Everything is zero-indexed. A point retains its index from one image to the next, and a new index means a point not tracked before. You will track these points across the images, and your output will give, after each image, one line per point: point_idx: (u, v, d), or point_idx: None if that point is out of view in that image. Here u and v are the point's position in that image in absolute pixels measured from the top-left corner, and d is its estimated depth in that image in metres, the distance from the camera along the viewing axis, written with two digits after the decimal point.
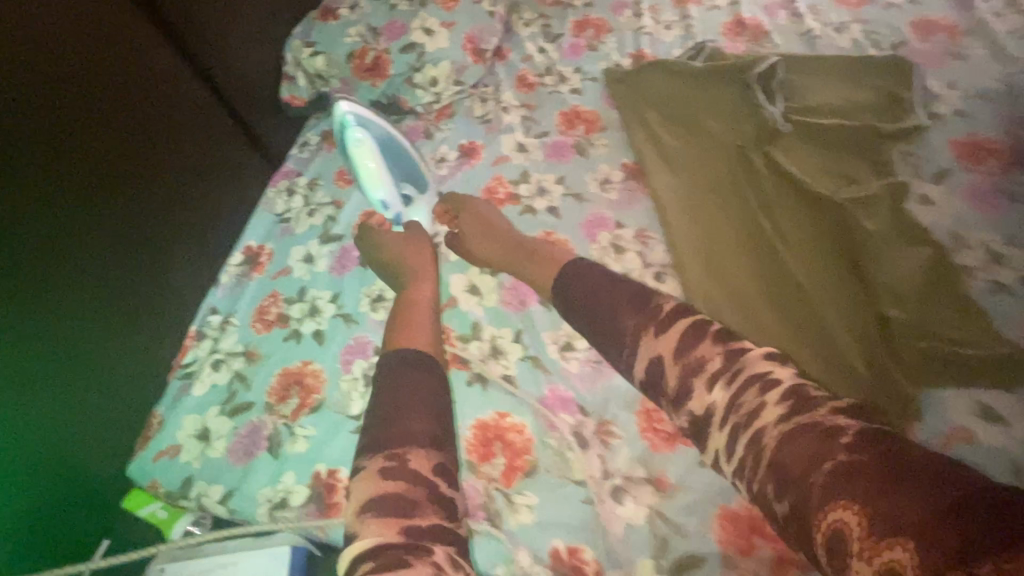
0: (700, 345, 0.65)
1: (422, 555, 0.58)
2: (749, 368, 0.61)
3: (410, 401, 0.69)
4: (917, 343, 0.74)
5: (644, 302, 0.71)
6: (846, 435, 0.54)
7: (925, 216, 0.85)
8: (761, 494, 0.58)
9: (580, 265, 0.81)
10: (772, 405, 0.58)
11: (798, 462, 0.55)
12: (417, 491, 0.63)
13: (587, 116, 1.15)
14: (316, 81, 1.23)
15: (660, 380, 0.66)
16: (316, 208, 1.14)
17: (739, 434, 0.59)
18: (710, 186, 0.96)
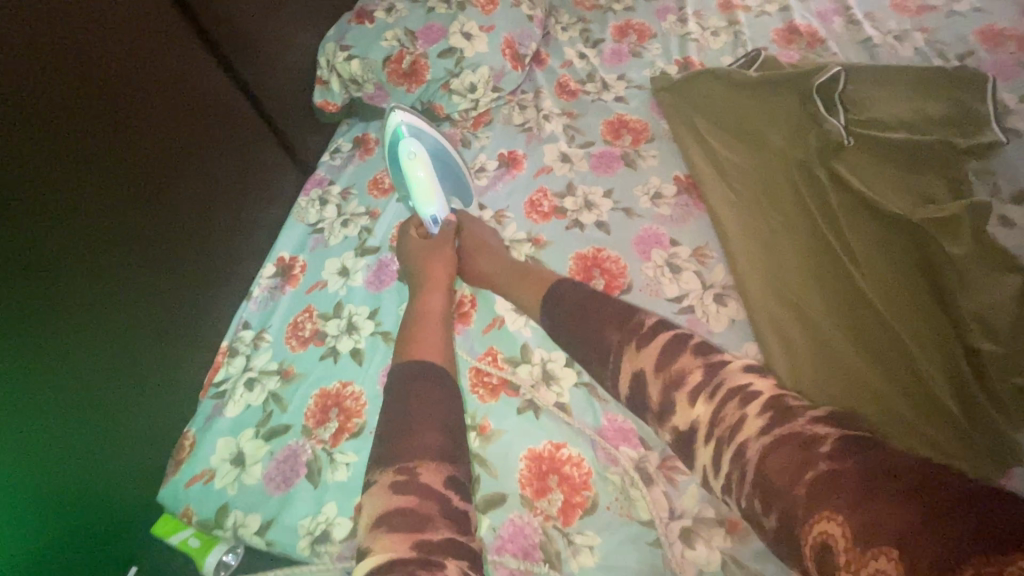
0: (681, 358, 0.62)
1: (432, 568, 0.54)
2: (727, 382, 0.59)
3: (417, 412, 0.65)
4: (1012, 379, 0.69)
5: (627, 319, 0.69)
6: (826, 444, 0.51)
7: (1008, 240, 0.80)
8: (750, 510, 0.55)
9: (568, 284, 0.80)
10: (753, 417, 0.56)
11: (782, 474, 0.52)
12: (428, 506, 0.59)
13: (633, 126, 1.11)
14: (350, 85, 1.19)
15: (643, 397, 0.64)
16: (350, 219, 1.10)
17: (722, 450, 0.57)
18: (772, 203, 0.92)
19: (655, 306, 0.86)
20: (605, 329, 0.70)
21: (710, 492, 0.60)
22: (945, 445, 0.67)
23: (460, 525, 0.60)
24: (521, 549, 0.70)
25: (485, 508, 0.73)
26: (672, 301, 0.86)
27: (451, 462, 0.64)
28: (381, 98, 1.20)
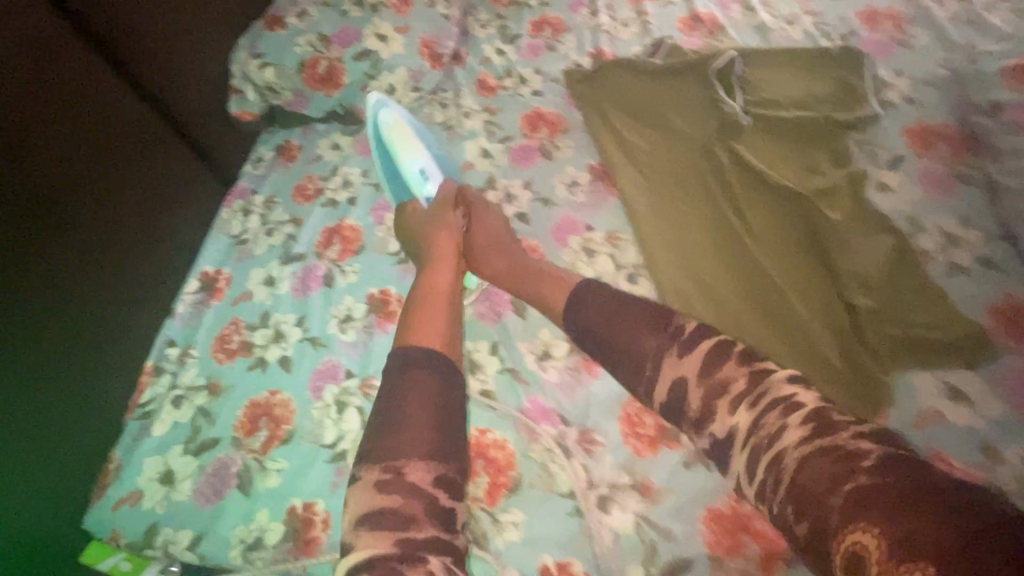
0: (726, 366, 0.62)
1: (416, 563, 0.56)
2: (773, 394, 0.59)
3: (404, 410, 0.63)
4: (886, 329, 0.75)
5: (664, 321, 0.68)
6: (868, 459, 0.52)
7: (884, 202, 0.87)
8: (781, 515, 0.55)
9: (595, 285, 0.77)
10: (794, 427, 0.56)
11: (820, 484, 0.53)
12: (413, 506, 0.59)
13: (550, 118, 1.13)
14: (267, 93, 1.18)
15: (682, 404, 0.64)
16: (274, 227, 1.09)
17: (760, 456, 0.58)
18: (678, 182, 0.96)
19: None
20: (639, 333, 0.68)
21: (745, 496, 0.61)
22: (831, 393, 0.72)
23: (448, 524, 0.60)
24: None
25: None
26: None
27: (442, 460, 0.62)
28: (301, 104, 1.20)
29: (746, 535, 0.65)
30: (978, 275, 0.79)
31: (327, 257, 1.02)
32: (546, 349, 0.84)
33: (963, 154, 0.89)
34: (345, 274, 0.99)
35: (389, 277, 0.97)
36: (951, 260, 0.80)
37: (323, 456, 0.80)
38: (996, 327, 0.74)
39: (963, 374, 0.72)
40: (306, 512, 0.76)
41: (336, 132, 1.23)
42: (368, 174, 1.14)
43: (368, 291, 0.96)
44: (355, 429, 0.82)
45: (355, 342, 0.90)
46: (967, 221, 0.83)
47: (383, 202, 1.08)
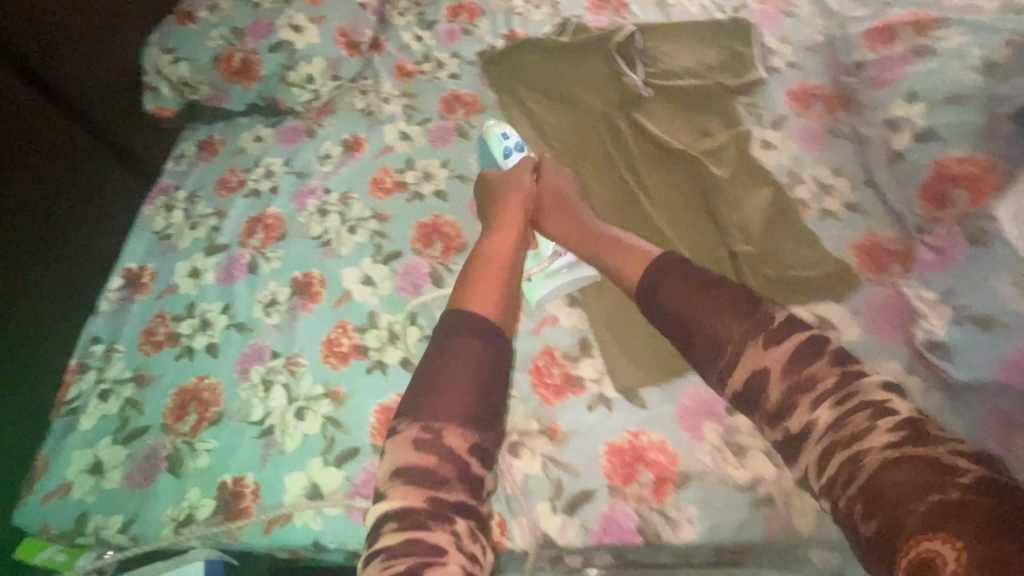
0: (813, 363, 0.63)
1: (444, 521, 0.61)
2: (864, 396, 0.60)
3: (451, 372, 0.67)
4: (762, 271, 0.83)
5: (753, 312, 0.66)
6: (963, 477, 0.53)
7: (766, 159, 0.95)
8: (848, 512, 0.57)
9: (674, 258, 0.74)
10: (882, 431, 0.58)
11: (902, 490, 0.54)
12: (445, 468, 0.63)
13: (465, 99, 1.17)
14: (183, 89, 1.18)
15: (759, 395, 0.64)
16: (199, 221, 1.10)
17: (837, 452, 0.59)
18: (583, 154, 1.02)
19: None
20: (723, 320, 0.67)
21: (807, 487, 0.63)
22: None
23: (474, 491, 0.65)
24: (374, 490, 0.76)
25: (340, 462, 0.78)
26: None
27: (478, 428, 0.66)
28: (220, 98, 1.20)
29: (641, 464, 0.71)
30: (845, 219, 0.87)
31: (252, 246, 1.04)
32: None
33: (836, 111, 0.98)
34: (269, 261, 1.01)
35: (312, 260, 0.99)
36: (824, 207, 0.88)
37: (252, 432, 0.83)
38: (859, 263, 0.82)
39: (831, 306, 0.80)
40: (236, 486, 0.79)
41: (259, 124, 1.24)
42: (290, 164, 1.16)
43: (293, 275, 0.98)
44: (281, 404, 0.84)
45: (280, 324, 0.93)
46: (838, 170, 0.91)
47: (305, 189, 1.10)
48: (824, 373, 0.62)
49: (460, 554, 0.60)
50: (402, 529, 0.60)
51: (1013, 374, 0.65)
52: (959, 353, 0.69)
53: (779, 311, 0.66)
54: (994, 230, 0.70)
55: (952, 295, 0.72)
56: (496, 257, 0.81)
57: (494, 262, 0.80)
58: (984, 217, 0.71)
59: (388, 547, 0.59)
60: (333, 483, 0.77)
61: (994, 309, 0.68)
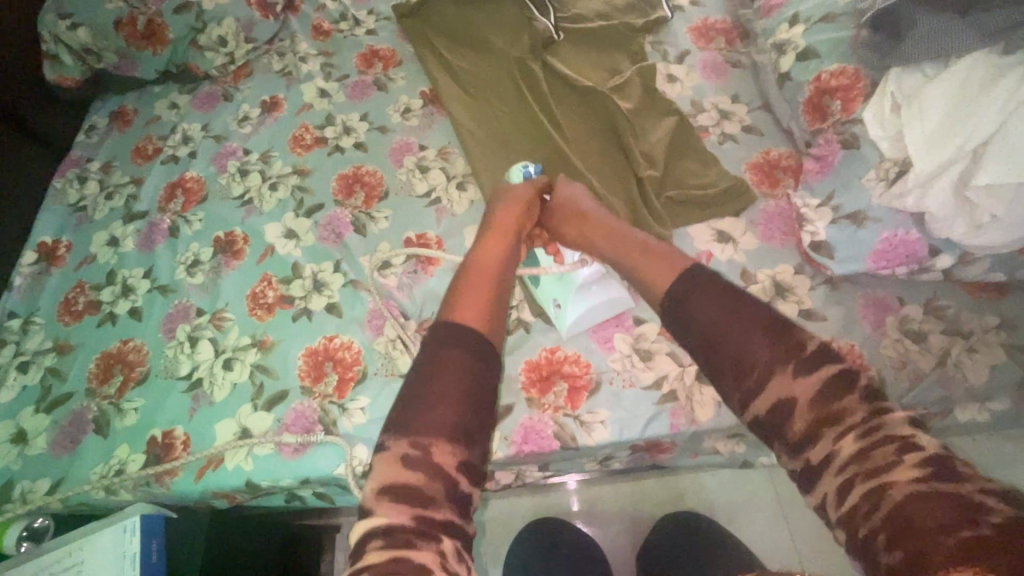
0: (843, 398, 0.58)
1: (429, 539, 0.57)
2: (888, 429, 0.56)
3: (437, 387, 0.63)
4: (666, 195, 0.87)
5: (785, 337, 0.61)
6: (994, 515, 0.49)
7: (671, 92, 0.99)
8: (867, 543, 0.53)
9: (702, 269, 0.68)
10: (906, 463, 0.54)
11: (931, 526, 0.50)
12: (434, 487, 0.60)
13: (383, 54, 1.16)
14: (86, 56, 1.14)
15: (782, 423, 0.60)
16: (115, 190, 1.07)
17: (856, 482, 0.55)
18: (499, 99, 1.04)
19: (408, 205, 0.95)
20: (751, 343, 0.62)
21: (821, 515, 0.59)
22: None
23: (461, 509, 0.62)
24: (303, 427, 0.77)
25: (269, 406, 0.79)
26: (422, 197, 0.95)
27: (467, 443, 0.63)
28: (128, 66, 1.16)
29: (558, 378, 0.75)
30: (743, 141, 0.92)
31: (171, 211, 1.02)
32: (385, 259, 0.89)
33: (734, 45, 1.02)
34: (190, 224, 1.00)
35: (233, 219, 0.99)
36: (723, 132, 0.93)
37: (180, 387, 0.83)
38: (755, 179, 0.87)
39: (732, 222, 0.85)
40: (166, 439, 0.80)
41: (173, 91, 1.20)
42: (207, 128, 1.13)
43: (214, 236, 0.97)
44: (209, 358, 0.85)
45: (203, 283, 0.92)
46: (737, 97, 0.96)
47: (224, 151, 1.09)
48: (852, 408, 0.58)
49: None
50: (388, 546, 0.56)
51: (882, 261, 0.72)
52: (840, 249, 0.74)
53: (813, 340, 0.61)
54: (861, 133, 0.74)
55: (832, 197, 0.75)
56: (495, 276, 0.73)
57: (483, 280, 0.72)
58: (854, 122, 0.76)
59: (372, 565, 0.55)
60: (263, 425, 0.78)
61: (865, 205, 0.73)
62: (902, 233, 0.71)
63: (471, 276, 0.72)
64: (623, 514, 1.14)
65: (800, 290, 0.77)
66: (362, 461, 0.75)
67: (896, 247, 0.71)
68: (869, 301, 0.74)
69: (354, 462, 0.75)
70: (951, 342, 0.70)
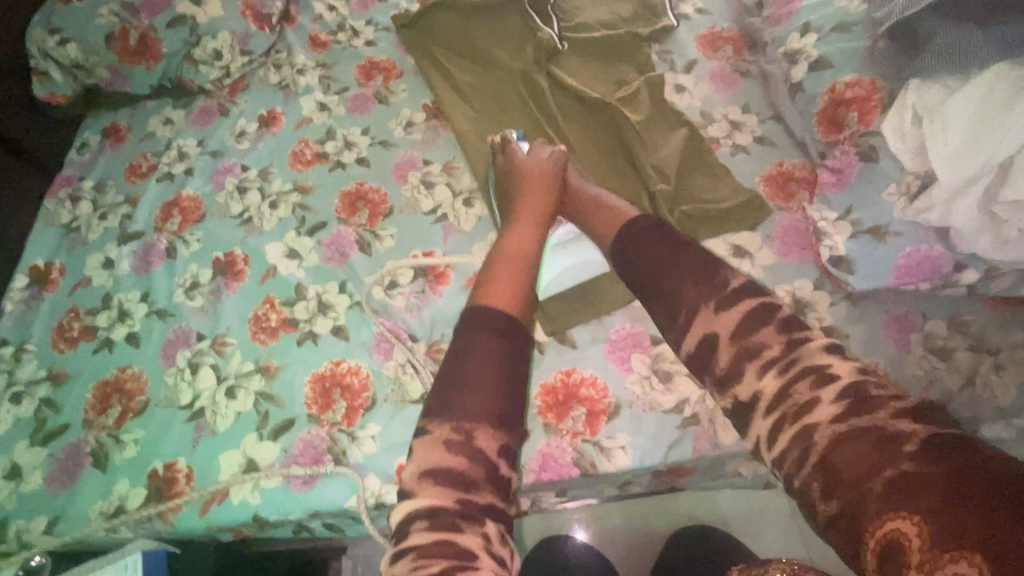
0: (763, 330, 0.59)
1: (474, 522, 0.57)
2: (806, 360, 0.56)
3: (472, 370, 0.62)
4: (679, 207, 0.85)
5: (709, 275, 0.63)
6: (911, 443, 0.49)
7: (680, 103, 0.97)
8: (804, 490, 0.53)
9: (651, 220, 0.73)
10: (828, 403, 0.53)
11: (853, 467, 0.50)
12: (474, 470, 0.59)
13: (383, 65, 1.14)
14: (77, 72, 1.10)
15: (710, 361, 0.61)
16: (109, 210, 1.04)
17: (786, 427, 0.55)
18: (504, 111, 1.02)
19: (414, 222, 0.92)
20: (681, 281, 0.64)
21: (759, 458, 0.59)
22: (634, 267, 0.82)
23: (504, 493, 0.61)
24: (311, 458, 0.74)
25: (276, 434, 0.76)
26: (428, 214, 0.93)
27: (505, 428, 0.62)
28: (120, 82, 1.13)
29: (575, 401, 0.72)
30: (755, 153, 0.90)
31: (168, 231, 0.99)
32: (392, 278, 0.87)
33: (743, 54, 1.00)
34: (188, 244, 0.97)
35: (233, 239, 0.96)
36: (735, 143, 0.91)
37: (181, 417, 0.80)
38: (769, 192, 0.86)
39: (747, 236, 0.83)
40: (167, 473, 0.76)
41: (168, 107, 1.17)
42: (204, 145, 1.10)
43: (214, 256, 0.94)
44: (211, 385, 0.82)
45: (204, 306, 0.89)
46: (747, 108, 0.94)
47: (221, 167, 1.06)
48: (770, 339, 0.58)
49: (491, 560, 0.55)
50: (433, 528, 0.56)
51: (905, 278, 0.70)
52: (861, 265, 0.72)
53: (737, 276, 0.63)
54: (880, 145, 0.73)
55: (850, 211, 0.74)
56: (517, 259, 0.75)
57: (512, 260, 0.75)
58: (872, 134, 0.74)
59: (419, 547, 0.56)
60: (270, 456, 0.75)
61: (886, 219, 0.71)
62: (924, 247, 0.69)
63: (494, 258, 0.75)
64: (631, 532, 1.12)
65: (820, 307, 0.75)
66: (375, 492, 0.72)
67: (921, 264, 0.69)
68: (892, 318, 0.72)
69: (366, 494, 0.72)
70: (978, 358, 0.68)
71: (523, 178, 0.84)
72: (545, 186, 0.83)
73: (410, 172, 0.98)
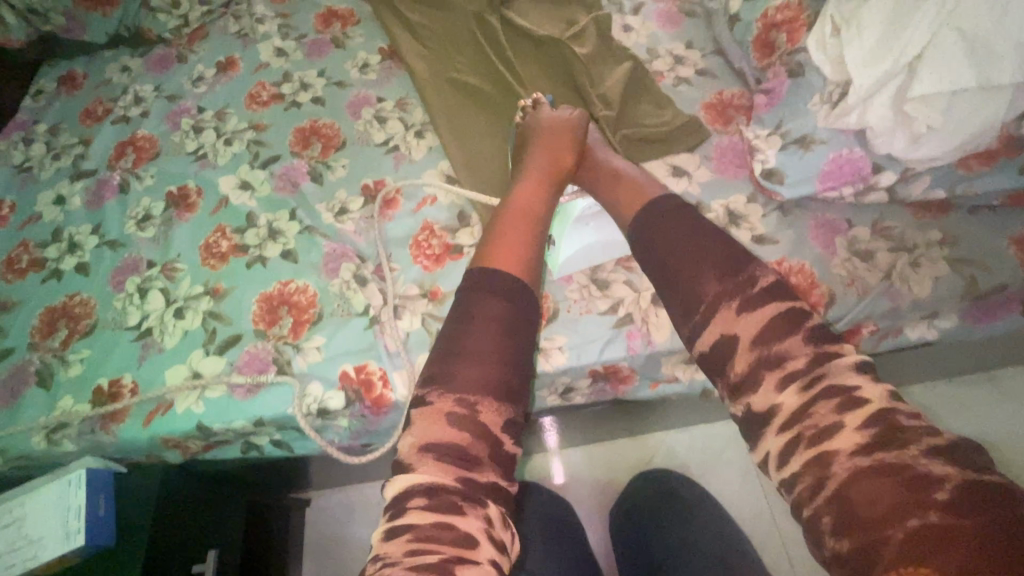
0: (789, 339, 0.61)
1: (476, 504, 0.60)
2: (834, 379, 0.58)
3: (477, 345, 0.65)
4: (621, 134, 0.88)
5: (733, 274, 0.65)
6: (943, 492, 0.51)
7: (626, 40, 1.00)
8: (813, 518, 0.55)
9: (669, 201, 0.72)
10: (851, 428, 0.55)
11: (876, 510, 0.52)
12: (479, 447, 0.62)
13: (341, 13, 1.15)
14: (30, 15, 1.10)
15: (727, 358, 0.64)
16: (63, 151, 1.04)
17: (800, 443, 0.57)
18: (457, 51, 1.04)
19: (365, 153, 0.94)
20: (702, 276, 0.66)
21: (766, 474, 0.62)
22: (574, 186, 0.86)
23: (506, 472, 0.64)
24: (256, 369, 0.75)
25: (222, 349, 0.77)
26: (380, 145, 0.94)
27: (512, 400, 0.65)
28: (75, 29, 1.13)
29: None
30: (697, 83, 0.93)
31: (121, 168, 0.99)
32: (343, 206, 0.88)
33: None
34: (141, 180, 0.97)
35: (187, 173, 0.96)
36: (677, 76, 0.94)
37: (129, 337, 0.80)
38: (708, 118, 0.89)
39: (685, 157, 0.85)
40: (112, 388, 0.76)
41: (125, 55, 1.18)
42: (160, 89, 1.11)
43: (167, 190, 0.95)
44: (160, 307, 0.82)
45: (155, 236, 0.90)
46: (691, 44, 0.97)
47: (177, 109, 1.06)
48: (796, 350, 0.61)
49: (492, 546, 0.58)
50: (434, 507, 0.58)
51: (828, 182, 0.73)
52: (789, 173, 0.75)
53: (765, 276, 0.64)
54: (805, 60, 0.76)
55: (781, 124, 0.77)
56: (515, 226, 0.74)
57: (518, 232, 0.73)
58: (798, 51, 0.77)
59: (416, 528, 0.57)
60: (216, 369, 0.76)
61: (812, 129, 0.74)
62: (846, 151, 0.72)
63: (504, 219, 0.75)
64: (597, 479, 1.14)
65: (752, 218, 0.78)
66: (317, 398, 0.73)
67: (844, 167, 0.72)
68: (819, 224, 0.75)
69: (309, 400, 0.73)
70: (896, 256, 0.72)
71: (545, 132, 0.84)
72: (566, 144, 0.83)
73: (365, 108, 0.99)
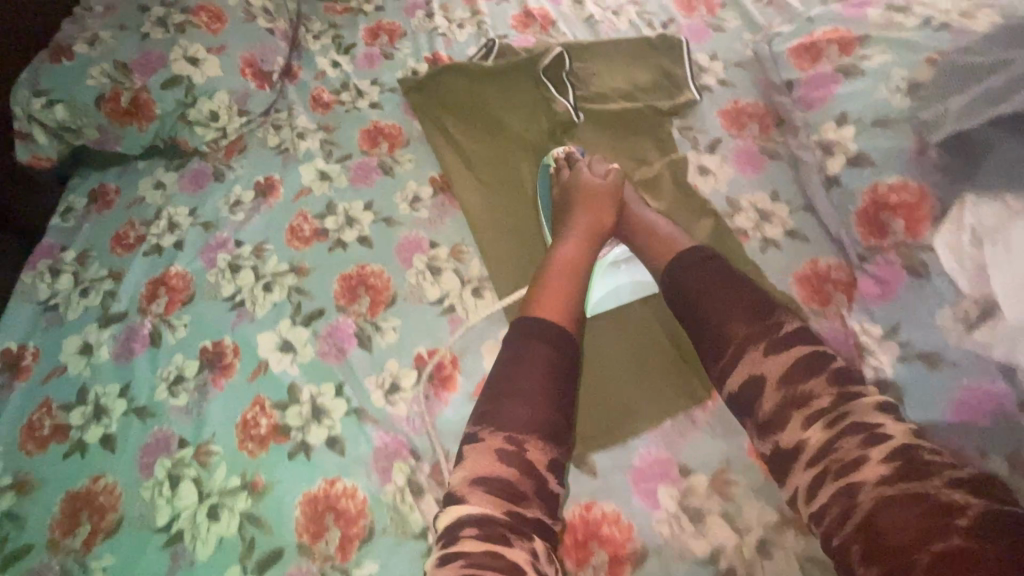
0: (814, 381, 0.59)
1: (523, 537, 0.55)
2: (858, 417, 0.57)
3: (524, 384, 0.61)
4: None
5: (766, 318, 0.63)
6: (965, 516, 0.49)
7: (704, 187, 0.90)
8: (841, 549, 0.53)
9: (701, 249, 0.72)
10: (875, 461, 0.54)
11: (904, 534, 0.50)
12: (525, 483, 0.58)
13: (388, 131, 1.07)
14: (63, 133, 1.05)
15: (755, 400, 0.62)
16: (91, 285, 0.97)
17: (829, 482, 0.55)
18: (513, 186, 0.97)
19: (418, 313, 0.86)
20: (732, 317, 0.64)
21: (797, 513, 0.59)
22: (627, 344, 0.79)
23: (549, 508, 0.60)
24: None
25: (261, 570, 0.69)
26: (434, 304, 0.86)
27: (559, 441, 0.61)
28: (110, 142, 1.06)
29: (595, 542, 0.65)
30: (786, 248, 0.83)
31: (153, 313, 0.92)
32: (394, 381, 0.80)
33: (770, 133, 0.93)
34: (173, 330, 0.90)
35: (223, 326, 0.89)
36: (764, 237, 0.84)
37: (158, 541, 0.72)
38: (802, 295, 0.78)
39: None
40: None
41: (159, 167, 1.10)
42: (195, 214, 1.03)
43: (201, 346, 0.87)
44: (192, 503, 0.74)
45: (187, 406, 0.82)
46: (777, 195, 0.87)
47: (213, 242, 0.99)
48: (821, 390, 0.59)
49: None
50: (484, 538, 0.54)
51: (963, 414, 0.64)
52: (914, 395, 0.67)
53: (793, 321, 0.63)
54: (932, 262, 0.70)
55: (898, 328, 0.70)
56: None
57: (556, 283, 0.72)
58: (923, 248, 0.71)
59: (467, 555, 0.53)
60: None
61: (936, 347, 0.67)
62: (986, 383, 0.64)
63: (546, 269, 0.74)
64: None
65: None
66: None
67: (979, 400, 0.64)
68: None
69: None
70: None
71: (580, 194, 0.84)
72: (605, 204, 0.83)
73: (421, 257, 0.91)
